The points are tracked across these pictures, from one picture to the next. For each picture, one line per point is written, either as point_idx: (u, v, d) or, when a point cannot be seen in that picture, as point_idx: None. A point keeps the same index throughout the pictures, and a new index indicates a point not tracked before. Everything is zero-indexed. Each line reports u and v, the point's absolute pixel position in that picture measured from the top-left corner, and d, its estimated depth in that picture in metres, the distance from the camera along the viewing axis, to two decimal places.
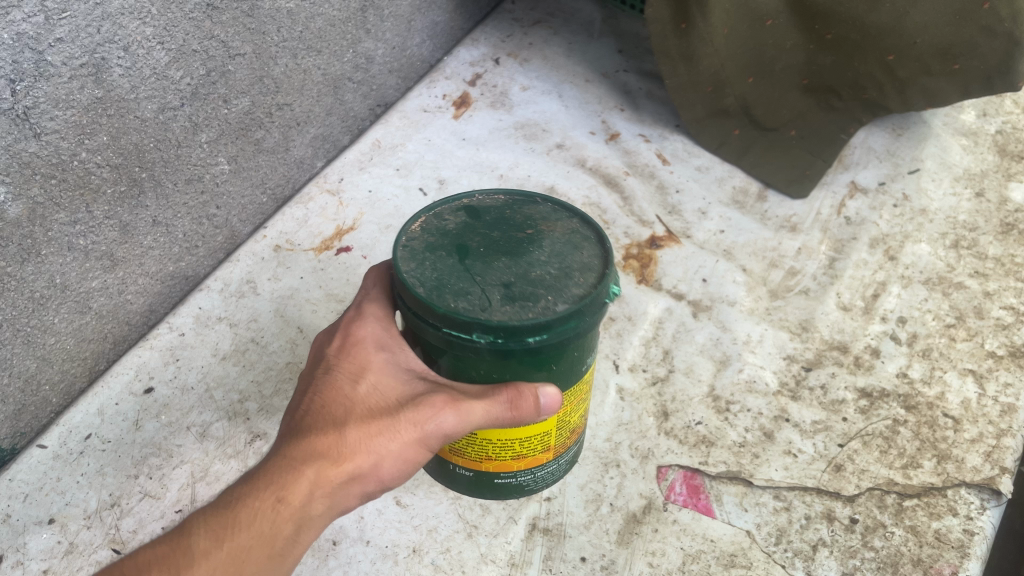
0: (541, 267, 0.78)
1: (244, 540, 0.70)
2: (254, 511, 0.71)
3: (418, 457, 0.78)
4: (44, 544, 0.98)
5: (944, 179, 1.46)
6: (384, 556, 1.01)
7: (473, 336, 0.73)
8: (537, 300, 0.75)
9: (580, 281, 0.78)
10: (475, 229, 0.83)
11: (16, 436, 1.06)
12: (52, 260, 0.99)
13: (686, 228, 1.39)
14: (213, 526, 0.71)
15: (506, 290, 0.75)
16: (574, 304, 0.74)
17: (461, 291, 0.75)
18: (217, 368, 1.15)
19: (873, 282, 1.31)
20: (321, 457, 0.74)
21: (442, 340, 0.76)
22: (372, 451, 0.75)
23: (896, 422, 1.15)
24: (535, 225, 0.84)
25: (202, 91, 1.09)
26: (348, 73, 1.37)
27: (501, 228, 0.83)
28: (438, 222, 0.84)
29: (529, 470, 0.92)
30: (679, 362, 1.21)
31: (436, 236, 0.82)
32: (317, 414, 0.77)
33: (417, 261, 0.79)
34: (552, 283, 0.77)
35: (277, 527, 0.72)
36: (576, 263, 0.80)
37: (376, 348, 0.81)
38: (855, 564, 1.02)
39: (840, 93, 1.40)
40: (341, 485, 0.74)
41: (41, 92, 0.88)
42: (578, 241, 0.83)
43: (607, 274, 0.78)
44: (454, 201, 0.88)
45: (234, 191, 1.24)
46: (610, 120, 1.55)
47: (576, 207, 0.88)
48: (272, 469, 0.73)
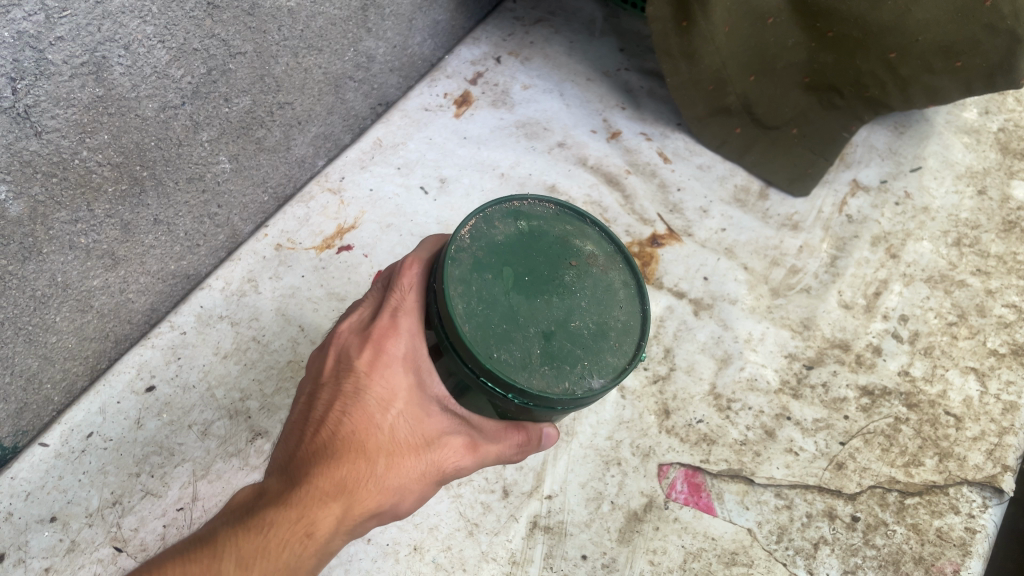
0: (582, 318, 0.76)
1: (272, 574, 0.67)
2: (281, 545, 0.68)
3: (427, 488, 0.80)
4: (46, 542, 1.00)
5: (947, 177, 1.46)
6: (385, 554, 1.00)
7: (509, 394, 0.71)
8: (574, 364, 0.74)
9: (615, 346, 0.77)
10: (524, 250, 0.78)
11: (19, 434, 1.06)
12: (53, 258, 0.99)
13: (688, 226, 1.38)
14: (241, 554, 0.66)
15: (547, 344, 0.73)
16: (611, 382, 0.74)
17: (506, 337, 0.72)
18: (218, 366, 1.16)
19: (875, 280, 1.31)
20: (351, 496, 0.71)
21: (467, 377, 0.74)
22: (396, 489, 0.75)
23: (898, 420, 1.15)
24: (582, 257, 0.81)
25: (203, 90, 1.09)
26: (348, 72, 1.37)
27: (547, 256, 0.79)
28: (487, 230, 0.79)
29: None
30: (680, 360, 1.20)
31: (485, 250, 0.77)
32: (346, 442, 0.73)
33: (465, 284, 0.74)
34: (590, 342, 0.75)
35: (300, 561, 0.69)
36: (614, 320, 0.79)
37: (407, 370, 0.77)
38: (856, 563, 1.04)
39: (842, 91, 1.40)
40: (361, 520, 0.73)
41: (41, 90, 0.87)
42: (618, 290, 0.81)
43: (641, 345, 0.78)
44: (502, 203, 0.82)
45: (235, 190, 1.24)
46: (611, 118, 1.55)
47: (621, 243, 0.85)
48: (305, 499, 0.69)
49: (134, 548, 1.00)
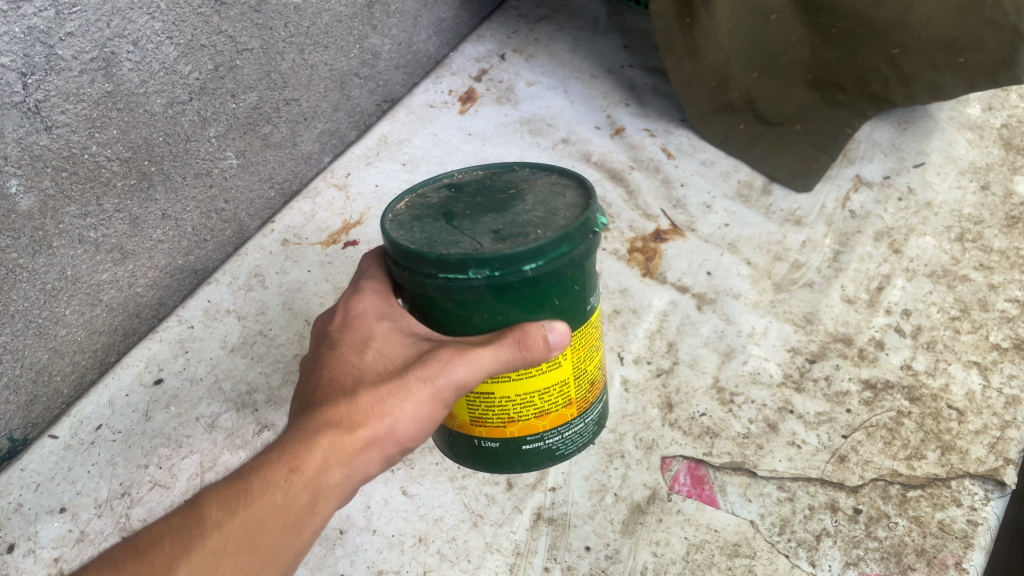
0: (528, 214, 0.79)
1: (258, 511, 0.69)
2: (267, 483, 0.70)
3: (433, 414, 0.78)
4: (56, 532, 1.00)
5: (950, 173, 1.46)
6: (391, 545, 1.02)
7: (470, 275, 0.73)
8: (526, 236, 0.75)
9: (566, 215, 0.78)
10: (459, 199, 0.84)
11: (29, 426, 1.08)
12: (64, 252, 1.01)
13: (691, 221, 1.39)
14: (224, 499, 0.69)
15: (496, 236, 0.76)
16: (564, 229, 0.75)
17: (452, 241, 0.76)
18: (225, 360, 1.16)
19: (877, 275, 1.32)
20: (334, 425, 0.73)
21: (439, 289, 0.76)
22: (386, 413, 0.75)
23: (900, 413, 1.15)
24: (517, 188, 0.86)
25: (211, 86, 1.10)
26: (355, 68, 1.38)
27: (482, 196, 0.84)
28: (421, 201, 0.86)
29: (557, 430, 0.91)
30: (683, 354, 1.22)
31: (423, 211, 0.84)
32: (326, 387, 0.77)
33: (406, 228, 0.80)
34: (539, 224, 0.78)
35: (293, 497, 0.71)
36: (561, 206, 0.81)
37: (377, 318, 0.82)
38: (859, 554, 1.02)
39: (845, 88, 1.41)
40: (357, 450, 0.74)
41: (52, 85, 0.89)
42: (561, 189, 0.84)
43: (594, 203, 0.79)
44: (434, 182, 0.90)
45: (243, 185, 1.26)
46: (616, 115, 1.56)
47: (554, 165, 0.90)
48: (288, 440, 0.73)
49: None
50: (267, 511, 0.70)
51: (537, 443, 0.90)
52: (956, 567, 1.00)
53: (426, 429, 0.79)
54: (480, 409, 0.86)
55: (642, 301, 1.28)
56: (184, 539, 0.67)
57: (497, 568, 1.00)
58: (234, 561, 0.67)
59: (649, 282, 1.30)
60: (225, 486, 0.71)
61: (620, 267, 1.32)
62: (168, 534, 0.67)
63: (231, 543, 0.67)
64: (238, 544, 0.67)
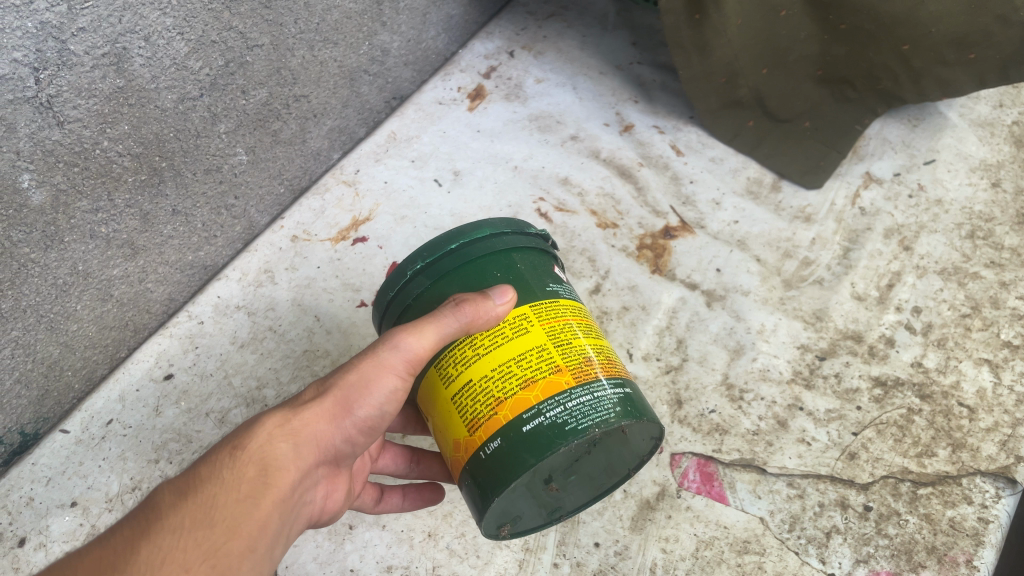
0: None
1: (210, 488, 0.68)
2: (215, 464, 0.70)
3: (389, 382, 0.77)
4: (66, 526, 1.01)
5: (960, 170, 1.45)
6: (400, 540, 1.02)
7: (407, 272, 0.85)
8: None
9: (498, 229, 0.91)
10: None
11: (40, 421, 1.09)
12: (75, 247, 1.01)
13: (700, 218, 1.39)
14: (178, 487, 0.69)
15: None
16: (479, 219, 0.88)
17: None
18: (235, 355, 1.17)
19: (888, 273, 1.31)
20: (281, 408, 0.75)
21: (399, 306, 0.86)
22: (333, 390, 0.76)
23: (911, 410, 1.15)
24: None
25: (221, 82, 1.10)
26: (364, 65, 1.39)
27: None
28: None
29: (556, 400, 0.76)
30: (692, 351, 1.21)
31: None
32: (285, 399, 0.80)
33: None
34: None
35: (241, 472, 0.70)
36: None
37: None
38: (868, 552, 1.03)
39: (854, 84, 1.39)
40: (306, 426, 0.74)
41: (63, 81, 0.89)
42: None
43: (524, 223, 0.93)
44: None
45: (252, 181, 1.26)
46: (624, 112, 1.56)
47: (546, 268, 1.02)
48: (240, 431, 0.74)
49: None
50: (220, 489, 0.68)
51: (538, 420, 0.75)
52: (967, 565, 1.02)
53: (384, 407, 0.78)
54: (465, 409, 0.78)
55: (651, 297, 1.27)
56: (140, 526, 0.65)
57: (505, 564, 1.01)
58: (193, 536, 0.65)
59: (658, 279, 1.30)
60: (177, 479, 0.71)
61: (629, 264, 1.32)
62: (120, 526, 0.67)
63: (186, 519, 0.66)
64: (193, 519, 0.66)
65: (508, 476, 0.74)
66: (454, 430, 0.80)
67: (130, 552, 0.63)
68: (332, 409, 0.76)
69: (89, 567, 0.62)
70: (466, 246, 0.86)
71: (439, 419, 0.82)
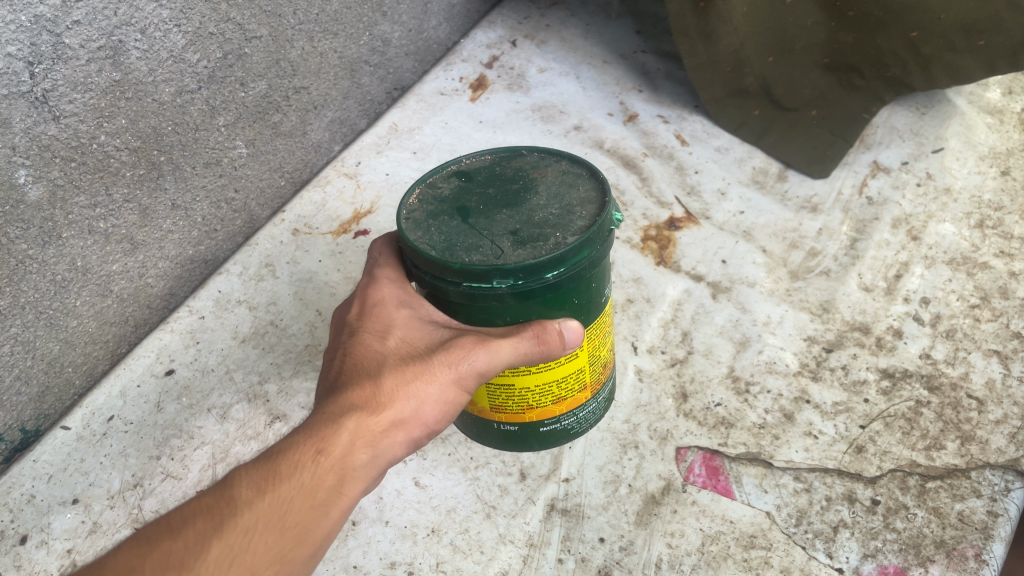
0: (542, 211, 0.82)
1: (290, 492, 0.69)
2: (295, 462, 0.70)
3: (454, 397, 0.80)
4: (68, 524, 0.99)
5: (969, 158, 1.44)
6: (403, 536, 1.01)
7: (494, 285, 0.76)
8: (546, 239, 0.78)
9: (581, 214, 0.81)
10: (471, 191, 0.86)
11: (41, 418, 1.08)
12: (73, 242, 1.00)
13: (705, 208, 1.37)
14: (255, 481, 0.69)
15: (515, 237, 0.79)
16: (583, 235, 0.78)
17: (473, 246, 0.78)
18: (237, 350, 1.16)
19: (896, 263, 1.30)
20: (361, 407, 0.74)
21: (462, 295, 0.79)
22: (411, 395, 0.77)
23: (919, 403, 1.14)
24: (527, 175, 0.88)
25: (219, 74, 1.09)
26: (365, 56, 1.38)
27: (494, 187, 0.86)
28: (433, 191, 0.87)
29: (571, 413, 0.96)
30: (698, 344, 1.20)
31: (435, 204, 0.85)
32: (350, 371, 0.78)
33: (423, 229, 0.81)
34: (556, 222, 0.80)
35: (319, 477, 0.71)
36: (575, 200, 0.83)
37: (398, 305, 0.83)
38: (877, 546, 1.00)
39: (862, 71, 1.40)
40: (384, 433, 0.75)
41: (59, 74, 0.89)
42: (571, 180, 0.86)
43: (606, 203, 0.82)
44: (443, 170, 0.90)
45: (253, 174, 1.25)
46: (628, 101, 1.54)
47: (562, 150, 0.91)
48: (316, 423, 0.73)
49: None
50: (297, 495, 0.69)
51: (553, 425, 0.95)
52: (977, 559, 0.99)
53: (448, 413, 0.81)
54: (497, 397, 0.89)
55: (656, 289, 1.26)
56: (215, 519, 0.66)
57: (509, 559, 0.99)
58: (267, 543, 0.66)
59: (664, 271, 1.28)
60: (253, 466, 0.70)
61: (634, 256, 1.30)
62: (198, 513, 0.67)
63: (263, 521, 0.67)
64: (270, 523, 0.67)
65: (511, 442, 0.97)
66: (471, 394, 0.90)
67: (204, 555, 0.63)
68: (408, 417, 0.77)
69: (165, 564, 0.62)
70: (564, 271, 0.78)
71: None
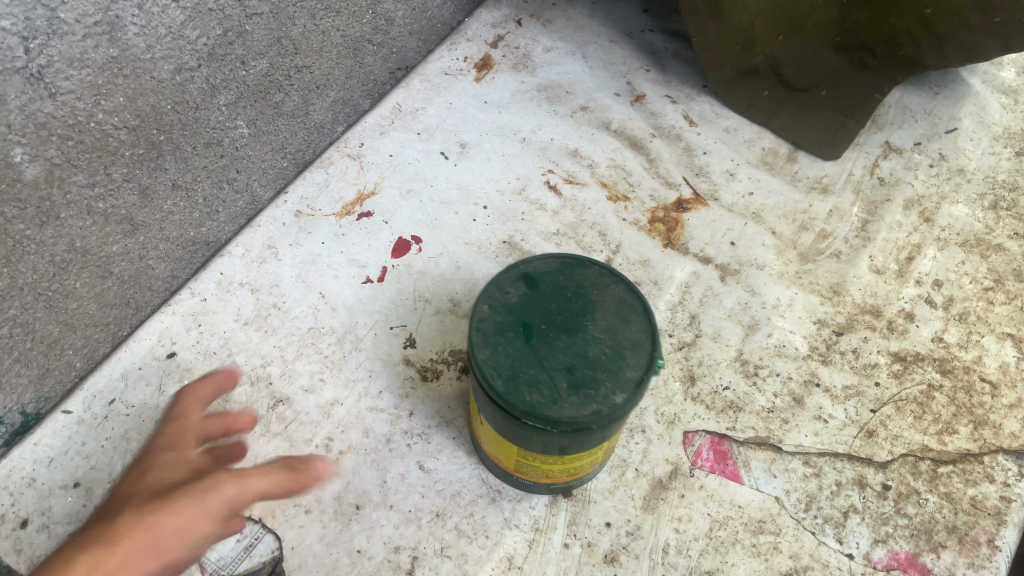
0: (597, 346, 0.82)
1: None
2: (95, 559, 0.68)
3: None
4: (69, 508, 0.98)
5: (984, 139, 1.43)
6: (407, 520, 0.98)
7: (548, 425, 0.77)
8: (600, 388, 0.79)
9: (633, 362, 0.81)
10: (536, 305, 0.85)
11: (42, 401, 1.07)
12: (72, 223, 0.99)
13: (714, 190, 1.35)
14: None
15: (570, 376, 0.79)
16: (634, 397, 0.78)
17: (533, 381, 0.79)
18: (239, 334, 1.14)
19: (908, 245, 1.28)
20: None
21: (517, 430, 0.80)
22: None
23: (931, 386, 1.12)
24: (587, 295, 0.87)
25: (219, 52, 1.07)
26: (368, 35, 1.35)
27: (558, 305, 0.86)
28: (501, 297, 0.86)
29: (594, 474, 0.99)
30: (706, 327, 1.18)
31: (502, 313, 0.84)
32: None
33: (490, 345, 0.81)
34: (609, 365, 0.80)
35: None
36: (628, 339, 0.83)
37: None
38: (887, 532, 0.99)
39: (874, 50, 1.37)
40: None
41: (54, 50, 0.85)
42: (627, 312, 0.86)
43: (657, 355, 0.82)
44: (511, 269, 0.89)
45: (255, 155, 1.23)
46: (635, 81, 1.52)
47: (623, 271, 0.90)
48: None
49: None
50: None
51: (578, 486, 0.98)
52: (988, 544, 0.99)
53: None
54: (529, 466, 0.91)
55: (663, 272, 1.24)
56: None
57: (515, 545, 0.97)
58: None
59: (671, 253, 1.26)
60: None
61: (641, 238, 1.28)
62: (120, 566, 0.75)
63: None
64: None
65: (534, 491, 1.00)
66: (501, 454, 0.92)
67: None
68: None
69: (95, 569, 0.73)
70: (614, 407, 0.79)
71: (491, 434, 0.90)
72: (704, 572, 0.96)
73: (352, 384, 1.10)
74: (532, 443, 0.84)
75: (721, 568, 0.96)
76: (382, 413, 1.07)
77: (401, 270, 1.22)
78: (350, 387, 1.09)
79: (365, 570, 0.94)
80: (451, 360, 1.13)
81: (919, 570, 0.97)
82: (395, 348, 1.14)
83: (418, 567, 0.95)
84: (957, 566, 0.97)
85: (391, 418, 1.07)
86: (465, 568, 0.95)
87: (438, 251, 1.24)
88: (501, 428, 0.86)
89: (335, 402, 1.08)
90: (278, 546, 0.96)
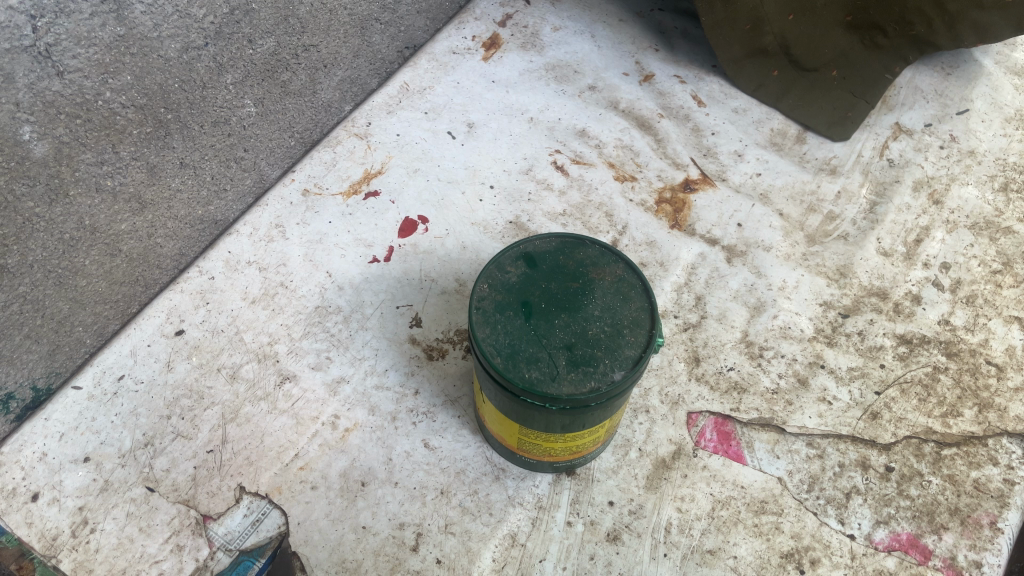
0: (596, 324, 0.82)
1: None
2: None
3: None
4: (80, 482, 1.00)
5: (995, 120, 1.43)
6: (412, 497, 0.99)
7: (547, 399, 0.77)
8: (597, 364, 0.79)
9: (632, 340, 0.81)
10: (536, 283, 0.85)
11: (52, 376, 1.08)
12: (81, 201, 1.02)
13: (722, 170, 1.35)
14: None
15: (570, 354, 0.80)
16: (630, 373, 0.78)
17: (532, 358, 0.79)
18: (246, 312, 1.15)
19: (917, 227, 1.27)
20: None
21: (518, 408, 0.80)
22: None
23: (936, 369, 1.12)
24: (586, 274, 0.87)
25: (225, 31, 1.10)
26: (375, 13, 1.39)
27: (558, 283, 0.86)
28: (500, 276, 0.86)
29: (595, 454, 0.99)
30: (711, 308, 1.18)
31: (503, 293, 0.85)
32: None
33: (490, 325, 0.82)
34: (608, 343, 0.81)
35: None
36: (626, 318, 0.83)
37: None
38: (889, 513, 0.99)
39: (885, 29, 1.40)
40: None
41: (62, 28, 0.87)
42: (626, 291, 0.86)
43: (655, 332, 0.82)
44: (511, 248, 0.89)
45: (263, 133, 1.26)
46: (644, 60, 1.52)
47: (623, 250, 0.91)
48: None
49: (166, 488, 0.99)
50: None
51: (578, 464, 0.99)
52: (991, 527, 0.99)
53: None
54: (530, 445, 0.92)
55: (670, 253, 1.23)
56: None
57: (518, 522, 0.98)
58: None
59: (678, 235, 1.26)
60: None
61: (647, 218, 1.28)
62: None
63: None
64: None
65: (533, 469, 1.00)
66: (502, 431, 0.93)
67: None
68: None
69: None
70: None
71: (491, 410, 0.91)
72: (706, 551, 0.96)
73: (359, 362, 1.11)
74: (533, 420, 0.84)
75: (723, 548, 0.96)
76: (388, 391, 1.08)
77: (407, 250, 1.22)
78: (357, 364, 1.10)
79: (371, 546, 0.95)
80: (456, 341, 1.13)
81: (920, 551, 0.97)
82: (401, 327, 1.14)
83: (423, 543, 0.96)
84: (958, 547, 0.97)
85: (396, 396, 1.08)
86: (469, 545, 0.96)
87: (445, 231, 1.24)
88: (503, 408, 0.86)
89: (341, 379, 1.09)
90: (285, 521, 0.97)
